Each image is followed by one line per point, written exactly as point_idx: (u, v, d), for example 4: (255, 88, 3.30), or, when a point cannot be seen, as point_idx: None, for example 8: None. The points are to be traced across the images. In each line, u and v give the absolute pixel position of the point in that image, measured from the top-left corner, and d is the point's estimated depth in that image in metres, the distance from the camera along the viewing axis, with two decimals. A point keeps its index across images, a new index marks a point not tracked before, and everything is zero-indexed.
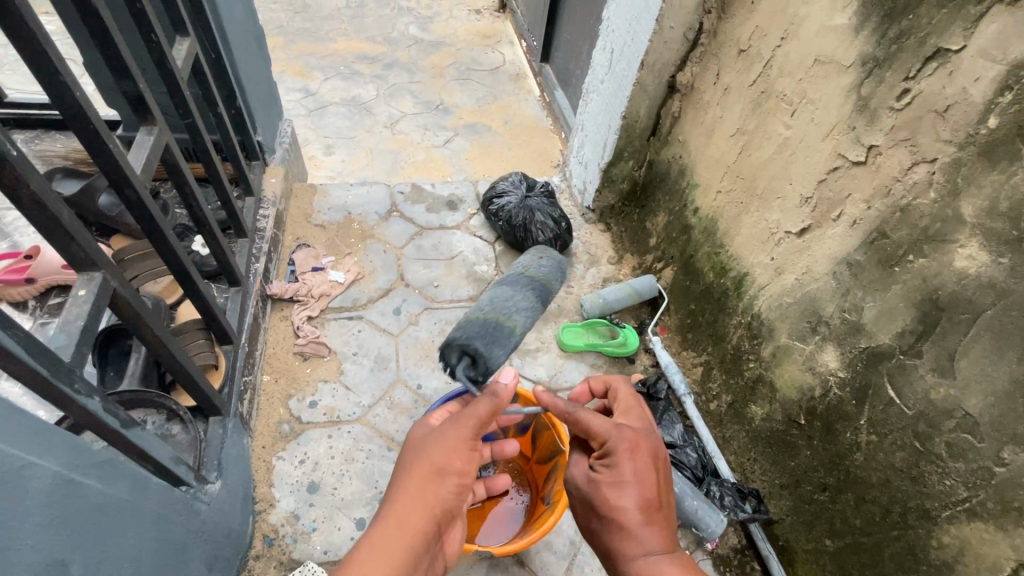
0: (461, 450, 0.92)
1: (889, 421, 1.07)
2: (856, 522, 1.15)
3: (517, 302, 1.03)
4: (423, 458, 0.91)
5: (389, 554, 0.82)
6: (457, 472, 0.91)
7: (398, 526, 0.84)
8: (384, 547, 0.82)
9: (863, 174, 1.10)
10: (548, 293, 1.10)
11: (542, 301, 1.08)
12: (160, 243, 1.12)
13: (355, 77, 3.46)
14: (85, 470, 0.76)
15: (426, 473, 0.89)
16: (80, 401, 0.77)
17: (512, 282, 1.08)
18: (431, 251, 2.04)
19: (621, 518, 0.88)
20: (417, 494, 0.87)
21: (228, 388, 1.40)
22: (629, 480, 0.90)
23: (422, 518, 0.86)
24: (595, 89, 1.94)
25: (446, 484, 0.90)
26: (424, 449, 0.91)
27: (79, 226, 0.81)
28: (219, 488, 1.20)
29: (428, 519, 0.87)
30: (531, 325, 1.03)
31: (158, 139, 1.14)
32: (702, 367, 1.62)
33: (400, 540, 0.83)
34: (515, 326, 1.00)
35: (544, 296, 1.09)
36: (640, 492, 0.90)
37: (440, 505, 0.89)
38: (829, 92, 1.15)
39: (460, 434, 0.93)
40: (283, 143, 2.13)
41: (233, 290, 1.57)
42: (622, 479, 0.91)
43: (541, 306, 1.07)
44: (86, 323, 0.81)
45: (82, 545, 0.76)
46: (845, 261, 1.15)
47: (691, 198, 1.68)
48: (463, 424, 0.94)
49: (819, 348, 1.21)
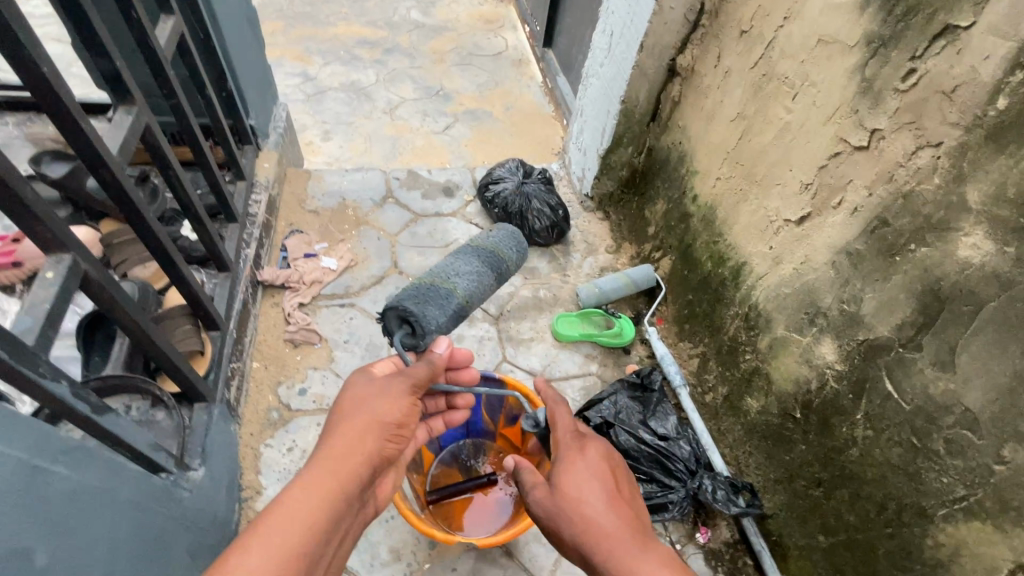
0: (400, 402, 0.94)
1: (885, 416, 1.03)
2: (850, 518, 1.12)
3: (457, 271, 1.09)
4: (361, 408, 0.91)
5: (320, 493, 0.81)
6: (395, 422, 0.93)
7: (331, 470, 0.84)
8: (319, 486, 0.81)
9: (865, 159, 1.05)
10: (495, 261, 1.13)
11: (489, 268, 1.11)
12: (140, 226, 1.10)
13: (355, 62, 3.41)
14: (52, 457, 0.74)
15: (365, 421, 0.90)
16: (45, 385, 0.75)
17: (457, 252, 1.14)
18: (426, 238, 2.01)
19: (583, 506, 0.91)
20: (355, 441, 0.88)
21: (214, 375, 1.38)
22: (587, 471, 0.96)
23: (356, 465, 0.86)
24: (595, 73, 1.89)
25: (384, 433, 0.91)
26: (362, 400, 0.92)
27: (45, 205, 0.78)
28: (203, 475, 1.19)
29: (364, 464, 0.87)
30: (472, 290, 1.06)
31: (137, 119, 1.11)
32: (698, 359, 1.59)
33: (332, 483, 0.82)
34: (451, 291, 1.04)
35: (492, 262, 1.12)
36: (600, 482, 0.95)
37: (376, 454, 0.90)
38: (832, 74, 1.11)
39: (401, 388, 0.94)
40: (277, 127, 2.09)
41: (222, 276, 1.55)
42: (580, 471, 0.96)
43: (483, 272, 1.10)
44: (52, 306, 0.79)
45: (52, 534, 0.74)
46: (844, 250, 1.11)
47: (690, 185, 1.64)
48: (402, 379, 0.95)
49: (817, 340, 1.18)
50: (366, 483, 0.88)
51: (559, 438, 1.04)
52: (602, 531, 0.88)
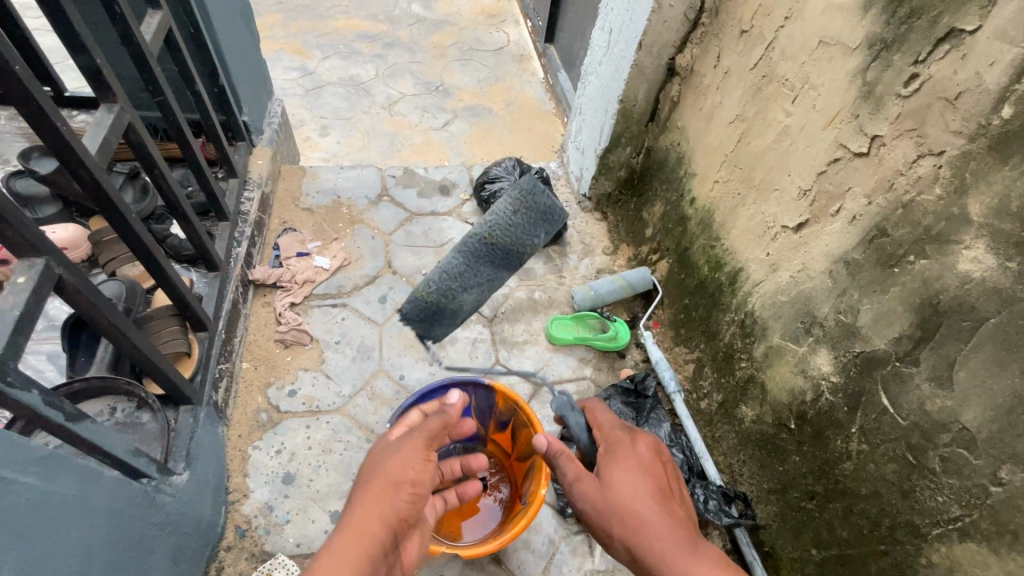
0: (415, 460, 0.92)
1: (881, 431, 1.01)
2: (842, 533, 1.09)
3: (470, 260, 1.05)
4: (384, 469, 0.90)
5: (345, 566, 0.77)
6: (411, 481, 0.90)
7: (354, 538, 0.80)
8: (338, 561, 0.77)
9: (864, 166, 1.02)
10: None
11: None
12: (121, 227, 1.08)
13: (354, 56, 3.37)
14: (21, 468, 0.73)
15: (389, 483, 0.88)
16: (13, 395, 0.74)
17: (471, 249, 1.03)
18: (421, 237, 1.98)
19: (634, 507, 0.91)
20: (371, 507, 0.85)
21: (201, 376, 1.37)
22: (634, 469, 0.97)
23: (376, 531, 0.82)
24: (593, 71, 1.86)
25: (401, 493, 0.88)
26: (378, 464, 0.91)
27: (16, 209, 0.76)
28: (186, 479, 1.18)
29: (384, 530, 0.83)
30: None
31: (118, 118, 1.08)
32: (694, 364, 1.56)
33: (353, 555, 0.78)
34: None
35: None
36: (647, 484, 0.95)
37: (396, 518, 0.86)
38: (833, 76, 1.07)
39: (415, 443, 0.95)
40: (272, 124, 2.07)
41: (211, 275, 1.54)
42: (633, 470, 0.97)
43: None
44: (22, 312, 0.77)
45: (17, 545, 0.73)
46: (842, 259, 1.08)
47: (688, 188, 1.61)
48: (417, 435, 0.97)
49: (813, 350, 1.15)
50: (389, 550, 0.84)
51: (608, 435, 1.06)
52: (652, 528, 0.88)
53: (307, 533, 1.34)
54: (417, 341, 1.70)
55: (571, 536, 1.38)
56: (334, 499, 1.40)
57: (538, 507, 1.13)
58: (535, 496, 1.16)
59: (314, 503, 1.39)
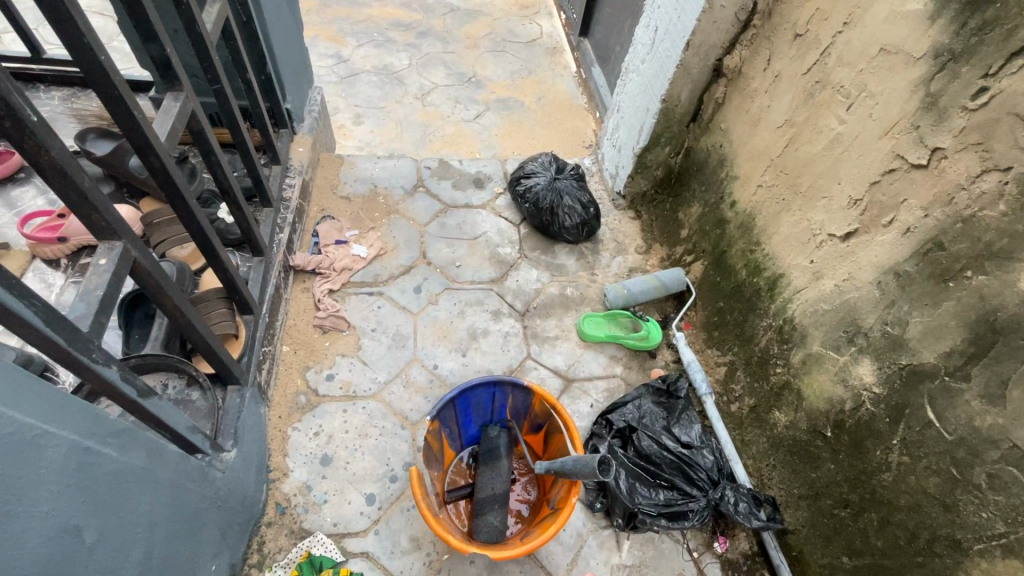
0: None
1: (925, 444, 1.01)
2: (877, 543, 1.10)
3: (563, 463, 1.15)
4: None
5: None
6: None
7: None
8: None
9: (923, 178, 1.02)
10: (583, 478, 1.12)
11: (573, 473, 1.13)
12: (183, 210, 1.12)
13: (388, 44, 3.39)
14: (101, 439, 0.76)
15: None
16: (96, 369, 0.78)
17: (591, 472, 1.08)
18: (456, 230, 2.00)
19: None
20: None
21: (247, 358, 1.41)
22: None
23: None
24: (635, 68, 1.85)
25: None
26: None
27: (101, 195, 0.80)
28: (235, 457, 1.23)
29: None
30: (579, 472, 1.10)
31: (184, 106, 1.12)
32: (725, 367, 1.56)
33: None
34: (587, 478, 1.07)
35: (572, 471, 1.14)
36: None
37: None
38: (893, 86, 1.06)
39: None
40: (312, 112, 2.10)
41: (256, 260, 1.58)
42: None
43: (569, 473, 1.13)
44: (105, 293, 0.81)
45: (99, 513, 0.77)
46: (892, 270, 1.08)
47: (729, 190, 1.60)
48: None
49: (855, 360, 1.15)
50: None
51: None
52: None
53: (343, 514, 1.38)
54: (450, 332, 1.73)
55: (598, 530, 1.38)
56: (369, 482, 1.44)
57: (566, 514, 1.15)
58: (566, 504, 1.19)
59: (350, 486, 1.43)
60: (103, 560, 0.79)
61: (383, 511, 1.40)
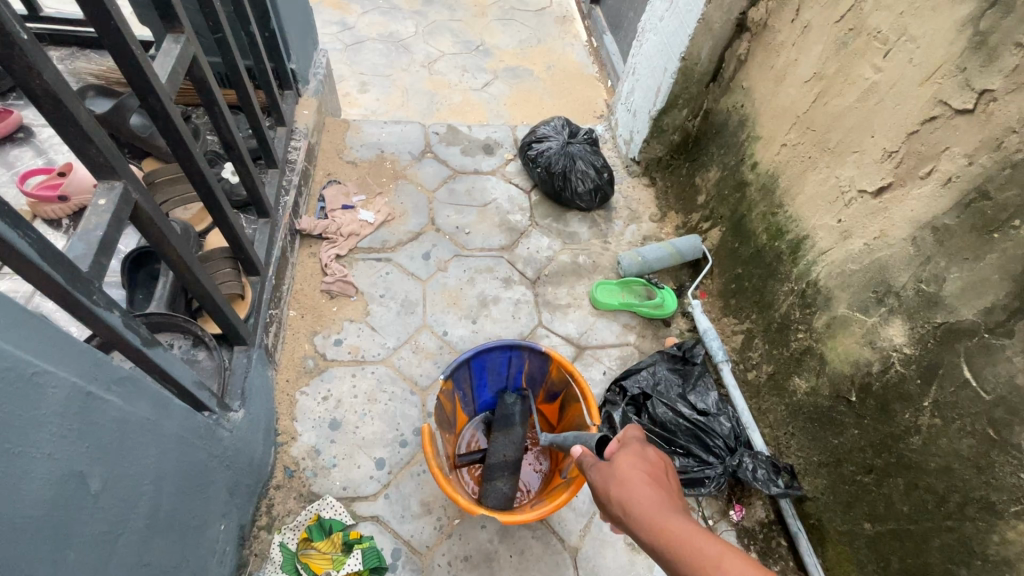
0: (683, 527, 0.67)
1: (959, 405, 0.97)
2: (902, 508, 1.07)
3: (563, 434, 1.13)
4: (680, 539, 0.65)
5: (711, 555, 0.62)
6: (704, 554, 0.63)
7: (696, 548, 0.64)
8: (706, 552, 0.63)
9: (967, 124, 0.96)
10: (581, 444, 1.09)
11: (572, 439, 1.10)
12: (186, 160, 1.07)
13: (394, 12, 3.29)
14: (104, 385, 0.73)
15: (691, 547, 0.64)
16: (98, 313, 0.74)
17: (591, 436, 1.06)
18: (465, 196, 1.95)
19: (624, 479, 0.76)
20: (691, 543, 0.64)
21: (254, 319, 1.38)
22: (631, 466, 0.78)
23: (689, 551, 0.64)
24: (653, 27, 1.78)
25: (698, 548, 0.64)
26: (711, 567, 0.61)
27: (98, 128, 0.75)
28: (242, 417, 1.21)
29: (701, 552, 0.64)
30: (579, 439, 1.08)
31: (185, 50, 1.07)
32: (742, 335, 1.52)
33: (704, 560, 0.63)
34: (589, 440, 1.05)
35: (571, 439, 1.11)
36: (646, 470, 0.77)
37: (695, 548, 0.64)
38: (936, 27, 1.00)
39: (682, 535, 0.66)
40: (318, 74, 2.04)
41: (262, 222, 1.54)
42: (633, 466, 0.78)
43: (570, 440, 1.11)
44: (105, 234, 0.77)
45: (104, 461, 0.74)
46: (929, 225, 1.03)
47: (751, 152, 1.54)
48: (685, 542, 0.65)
49: (884, 321, 1.11)
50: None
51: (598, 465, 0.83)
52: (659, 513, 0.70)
53: (352, 478, 1.36)
54: (460, 299, 1.69)
55: None
56: (379, 447, 1.41)
57: (580, 484, 1.12)
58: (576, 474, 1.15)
59: (360, 450, 1.40)
60: (109, 509, 0.76)
61: (393, 475, 1.38)
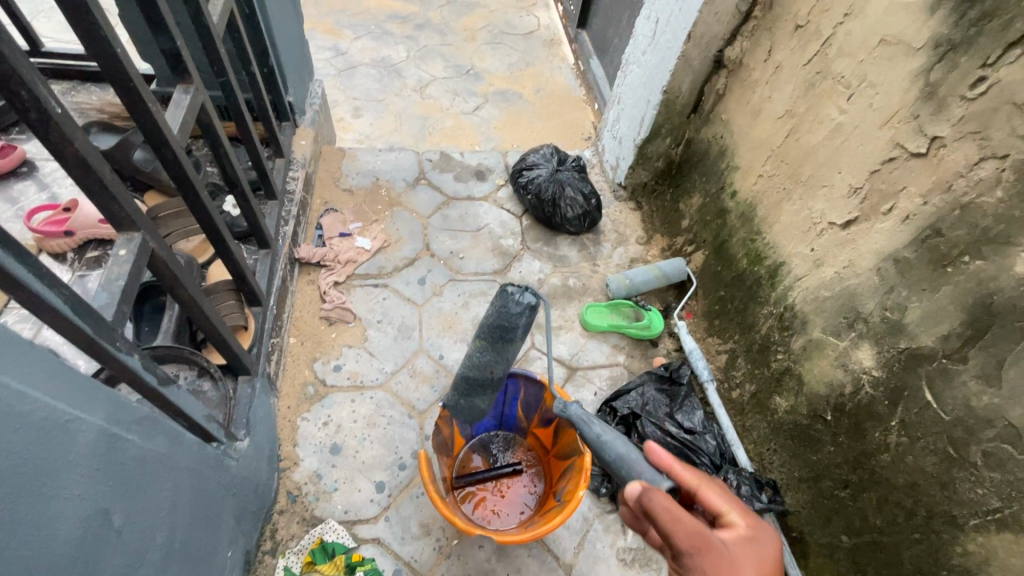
0: None
1: (922, 425, 1.05)
2: (876, 521, 1.14)
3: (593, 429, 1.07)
4: None
5: None
6: None
7: None
8: None
9: (922, 166, 1.05)
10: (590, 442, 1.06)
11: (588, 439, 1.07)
12: (194, 201, 1.13)
13: (386, 37, 3.37)
14: (126, 426, 0.78)
15: None
16: (120, 357, 0.79)
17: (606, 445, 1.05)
18: (458, 222, 2.02)
19: None
20: None
21: (257, 349, 1.43)
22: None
23: None
24: (635, 60, 1.87)
25: None
26: None
27: (121, 185, 0.81)
28: (248, 446, 1.25)
29: None
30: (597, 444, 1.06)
31: (194, 99, 1.13)
32: (726, 355, 1.59)
33: None
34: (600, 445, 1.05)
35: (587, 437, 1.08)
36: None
37: None
38: (893, 76, 1.09)
39: None
40: (314, 104, 2.10)
41: (263, 253, 1.59)
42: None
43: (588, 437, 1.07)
44: (127, 283, 0.83)
45: (125, 496, 0.79)
46: (891, 257, 1.11)
47: (730, 180, 1.62)
48: None
49: (854, 344, 1.19)
50: None
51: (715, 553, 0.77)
52: None
53: (353, 502, 1.41)
54: (456, 323, 1.75)
55: (604, 514, 1.44)
56: (378, 470, 1.46)
57: (574, 507, 1.17)
58: (571, 497, 1.21)
59: (360, 474, 1.45)
60: (130, 542, 0.80)
61: (393, 498, 1.42)
